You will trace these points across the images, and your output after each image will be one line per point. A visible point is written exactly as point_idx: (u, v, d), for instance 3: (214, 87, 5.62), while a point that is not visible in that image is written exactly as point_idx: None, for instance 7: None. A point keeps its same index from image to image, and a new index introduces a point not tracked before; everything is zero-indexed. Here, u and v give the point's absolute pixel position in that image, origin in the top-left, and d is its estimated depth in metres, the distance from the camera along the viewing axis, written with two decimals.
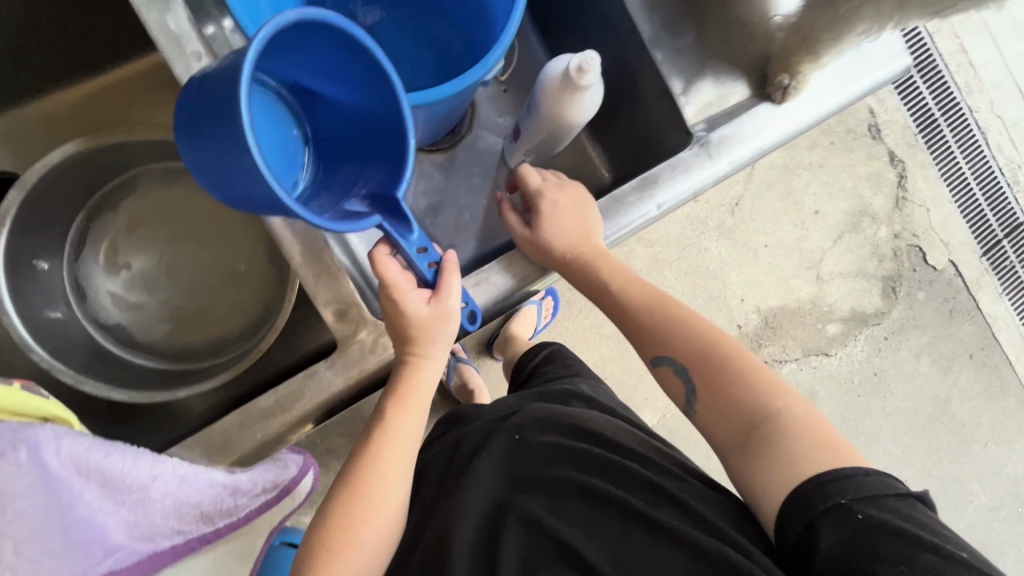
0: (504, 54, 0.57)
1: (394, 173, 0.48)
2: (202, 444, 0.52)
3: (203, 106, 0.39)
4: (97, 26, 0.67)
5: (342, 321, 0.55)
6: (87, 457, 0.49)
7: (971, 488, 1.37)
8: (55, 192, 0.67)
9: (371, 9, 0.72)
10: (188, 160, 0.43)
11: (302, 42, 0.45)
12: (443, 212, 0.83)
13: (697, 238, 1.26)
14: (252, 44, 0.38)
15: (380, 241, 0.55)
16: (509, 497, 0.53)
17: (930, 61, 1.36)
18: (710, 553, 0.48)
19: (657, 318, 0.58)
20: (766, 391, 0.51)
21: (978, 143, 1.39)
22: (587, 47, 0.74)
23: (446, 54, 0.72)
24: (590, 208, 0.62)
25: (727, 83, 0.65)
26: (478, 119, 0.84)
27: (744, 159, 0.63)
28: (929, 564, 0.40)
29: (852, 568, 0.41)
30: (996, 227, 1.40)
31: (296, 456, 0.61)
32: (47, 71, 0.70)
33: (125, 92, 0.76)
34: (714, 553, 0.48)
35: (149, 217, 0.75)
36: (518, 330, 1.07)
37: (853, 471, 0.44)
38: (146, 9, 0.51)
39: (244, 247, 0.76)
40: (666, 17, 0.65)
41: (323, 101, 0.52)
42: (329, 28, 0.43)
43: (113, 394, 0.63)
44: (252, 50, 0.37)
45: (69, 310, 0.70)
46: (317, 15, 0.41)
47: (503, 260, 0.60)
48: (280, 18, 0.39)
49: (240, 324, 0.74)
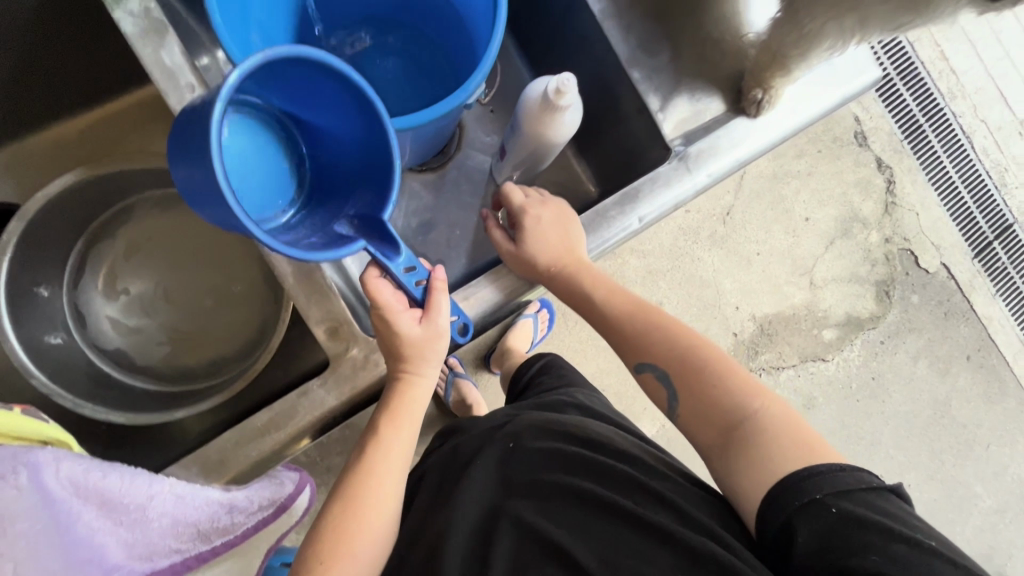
0: (486, 79, 0.59)
1: (379, 197, 0.50)
2: (199, 462, 0.54)
3: (192, 138, 0.42)
4: (95, 60, 0.69)
5: (334, 339, 0.57)
6: (86, 478, 0.50)
7: (976, 491, 1.37)
8: (56, 221, 0.69)
9: (360, 37, 0.74)
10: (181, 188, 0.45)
11: (286, 74, 0.47)
12: (435, 230, 0.85)
13: (690, 247, 1.28)
14: (227, 84, 0.40)
15: (371, 263, 0.56)
16: (501, 501, 0.54)
17: (912, 69, 1.40)
18: (696, 549, 0.49)
19: (639, 325, 0.59)
20: (745, 392, 0.52)
21: (964, 147, 1.42)
22: (569, 67, 0.77)
23: (433, 78, 0.74)
24: (572, 222, 0.63)
25: (703, 99, 0.68)
26: (466, 139, 0.86)
27: (722, 170, 0.64)
28: (900, 554, 0.41)
29: (830, 562, 0.42)
30: (986, 229, 1.42)
31: (291, 473, 0.64)
32: (48, 104, 0.72)
33: (123, 121, 0.79)
34: (699, 549, 0.49)
35: (147, 243, 0.77)
36: (514, 343, 1.08)
37: (827, 467, 0.45)
38: (141, 44, 0.54)
39: (240, 268, 0.78)
40: (642, 38, 0.67)
41: (313, 125, 0.54)
42: (310, 61, 0.44)
43: (110, 416, 0.65)
44: (225, 90, 0.40)
45: (69, 335, 0.72)
46: (291, 52, 0.43)
47: (490, 274, 0.63)
48: (253, 59, 0.41)
49: (236, 345, 0.76)
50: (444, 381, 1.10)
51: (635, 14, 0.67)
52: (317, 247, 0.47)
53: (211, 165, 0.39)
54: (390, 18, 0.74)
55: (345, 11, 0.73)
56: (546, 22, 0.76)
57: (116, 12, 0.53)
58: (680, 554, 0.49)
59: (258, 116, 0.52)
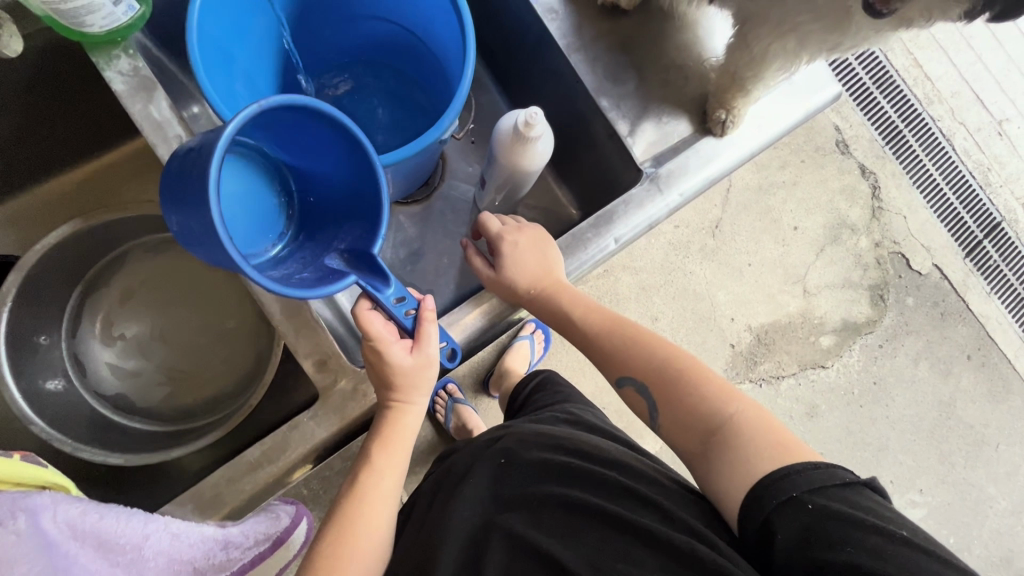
0: (458, 114, 0.61)
1: (369, 230, 0.52)
2: (192, 500, 0.57)
3: (183, 183, 0.43)
4: (89, 116, 0.73)
5: (322, 371, 0.59)
6: (82, 520, 0.49)
7: (989, 493, 1.36)
8: (53, 270, 0.71)
9: (342, 80, 0.78)
10: (175, 230, 0.46)
11: (277, 118, 0.49)
12: (423, 259, 0.87)
13: (682, 262, 1.29)
14: (224, 133, 0.42)
15: (362, 296, 0.57)
16: (492, 516, 0.55)
17: (887, 77, 1.44)
18: (680, 548, 0.49)
19: (618, 340, 0.61)
20: (720, 397, 0.54)
21: (946, 149, 1.45)
22: (542, 98, 0.80)
23: (415, 114, 0.78)
24: (550, 245, 0.65)
25: (670, 122, 0.72)
26: (450, 170, 0.89)
27: (693, 190, 0.67)
28: (876, 546, 0.42)
29: (809, 557, 0.43)
30: (975, 229, 1.44)
31: (288, 506, 0.63)
32: (45, 160, 0.76)
33: (116, 172, 0.82)
34: (685, 549, 0.49)
35: (140, 287, 0.79)
36: (511, 365, 1.09)
37: (803, 465, 0.47)
38: (132, 101, 0.57)
39: (233, 307, 0.80)
40: (606, 70, 0.71)
41: (303, 162, 0.56)
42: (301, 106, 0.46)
43: (110, 459, 0.66)
44: (224, 137, 0.41)
45: (69, 380, 0.74)
46: (284, 100, 0.45)
47: (474, 300, 0.65)
48: (250, 107, 0.43)
49: (233, 382, 0.77)
50: (443, 408, 1.11)
51: (598, 47, 0.72)
52: (309, 283, 0.49)
53: (207, 210, 0.40)
54: (370, 60, 0.78)
55: (327, 56, 0.76)
56: (518, 57, 0.80)
57: (107, 71, 0.57)
58: (667, 555, 0.49)
59: (246, 155, 0.54)
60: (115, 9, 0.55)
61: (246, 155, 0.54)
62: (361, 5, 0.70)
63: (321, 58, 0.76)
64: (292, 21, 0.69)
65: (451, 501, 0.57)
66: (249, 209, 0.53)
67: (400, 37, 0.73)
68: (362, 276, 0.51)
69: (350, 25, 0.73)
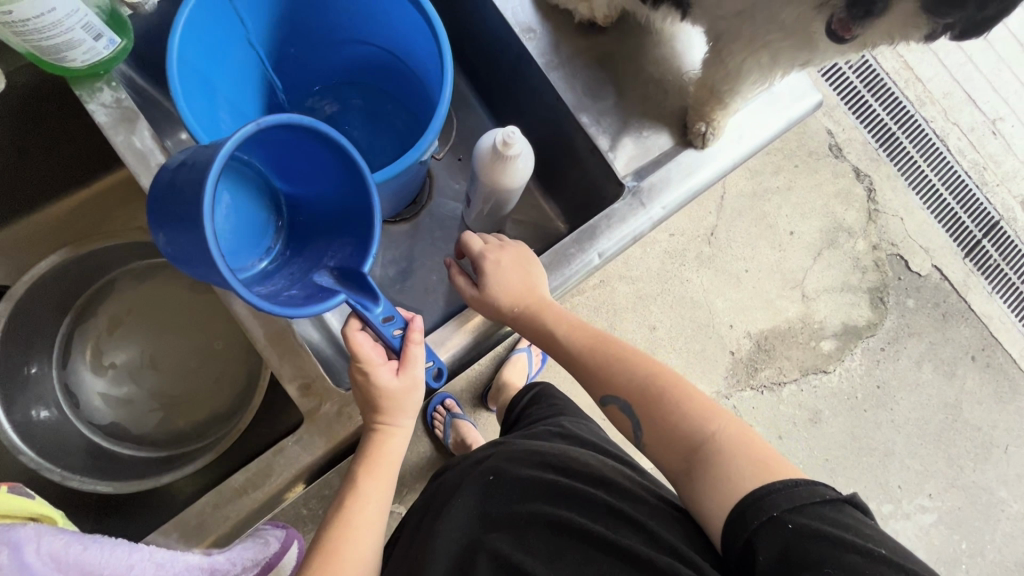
0: (438, 136, 0.61)
1: (360, 248, 0.52)
2: (178, 528, 0.56)
3: (173, 206, 0.42)
4: (76, 147, 0.74)
5: (307, 395, 0.59)
6: (66, 552, 0.49)
7: (1000, 495, 1.34)
8: (42, 298, 0.72)
9: (327, 103, 0.79)
10: (163, 247, 0.45)
11: (270, 133, 0.49)
12: (413, 276, 0.87)
13: (678, 270, 1.29)
14: (222, 152, 0.41)
15: (351, 316, 0.57)
16: (479, 537, 0.54)
17: (878, 80, 1.44)
18: (663, 570, 0.49)
19: (602, 358, 0.60)
20: (705, 414, 0.53)
21: (940, 150, 1.45)
22: (525, 115, 0.81)
23: (401, 133, 0.79)
24: (533, 262, 0.65)
25: (651, 136, 0.73)
26: (437, 188, 0.90)
27: (675, 203, 0.67)
28: (854, 565, 0.41)
29: None
30: (973, 228, 1.44)
31: (275, 531, 0.68)
32: (35, 190, 0.77)
33: (105, 201, 0.83)
34: (668, 570, 0.49)
35: (129, 315, 0.80)
36: (509, 379, 1.09)
37: (783, 483, 0.46)
38: (115, 132, 0.57)
39: (222, 329, 0.81)
40: (586, 87, 0.72)
41: (292, 179, 0.57)
42: (299, 124, 0.47)
43: (99, 487, 0.66)
44: (219, 157, 0.41)
45: (59, 409, 0.74)
46: (282, 120, 0.45)
47: (459, 319, 0.65)
48: (248, 126, 0.43)
49: (225, 404, 0.78)
50: (441, 424, 1.10)
51: (577, 64, 0.73)
52: (299, 302, 0.48)
53: (200, 231, 0.39)
54: (354, 82, 0.79)
55: (311, 82, 0.78)
56: (500, 75, 0.80)
57: (89, 104, 0.58)
58: None
59: (234, 164, 0.54)
60: (96, 43, 0.56)
61: (234, 164, 0.54)
62: (343, 29, 0.71)
63: (305, 82, 0.77)
64: (275, 48, 0.70)
65: (438, 522, 0.56)
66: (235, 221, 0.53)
67: (383, 59, 0.74)
68: (351, 294, 0.51)
69: (334, 48, 0.74)
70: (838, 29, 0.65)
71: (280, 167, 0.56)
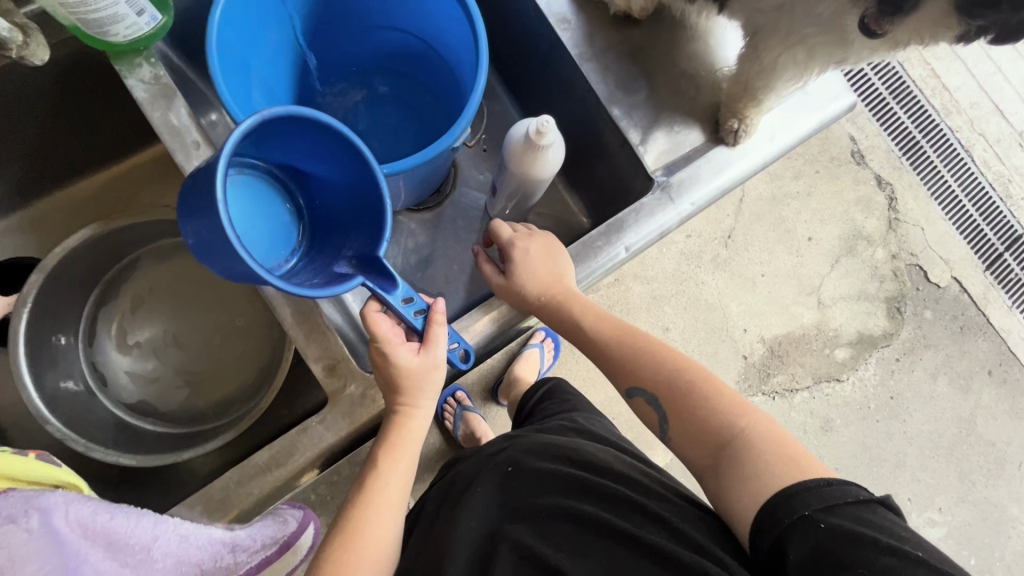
0: (471, 123, 0.60)
1: (375, 236, 0.51)
2: (202, 502, 0.57)
3: (208, 177, 0.42)
4: (108, 123, 0.75)
5: (331, 376, 0.59)
6: (92, 520, 0.50)
7: (1012, 513, 1.32)
8: (72, 271, 0.73)
9: (357, 90, 0.80)
10: (189, 242, 0.46)
11: (282, 134, 0.50)
12: (433, 265, 0.88)
13: (694, 272, 1.28)
14: (226, 145, 0.42)
15: (371, 296, 0.57)
16: (499, 526, 0.54)
17: (903, 87, 1.42)
18: (690, 566, 0.49)
19: (627, 351, 0.60)
20: (733, 411, 0.53)
21: (964, 160, 1.42)
22: (553, 107, 0.81)
23: (430, 122, 0.79)
24: (560, 252, 0.64)
25: (682, 131, 0.72)
26: (461, 178, 0.90)
27: (704, 200, 0.67)
28: (889, 567, 0.41)
29: None
30: (995, 241, 1.41)
31: (295, 511, 0.65)
32: (67, 163, 0.78)
33: (134, 179, 0.84)
34: (694, 567, 0.49)
35: (153, 294, 0.81)
36: (521, 373, 1.08)
37: (815, 482, 0.46)
38: (153, 108, 0.58)
39: (244, 309, 0.81)
40: (619, 79, 0.72)
41: (312, 178, 0.57)
42: (301, 117, 0.47)
43: (122, 459, 0.66)
44: (224, 151, 0.42)
45: (82, 381, 0.75)
46: (285, 111, 0.45)
47: (483, 306, 0.65)
48: (251, 120, 0.43)
49: (246, 384, 0.78)
50: (451, 415, 1.10)
51: (609, 58, 0.72)
52: (318, 286, 0.49)
53: (215, 216, 0.40)
54: (385, 69, 0.80)
55: (342, 66, 0.78)
56: (531, 65, 0.80)
57: (128, 79, 0.59)
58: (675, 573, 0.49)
59: (256, 174, 0.54)
60: (138, 18, 0.56)
61: (256, 174, 0.54)
62: (377, 15, 0.71)
63: (337, 67, 0.78)
64: (308, 33, 0.71)
65: (457, 510, 0.56)
66: (263, 225, 0.54)
67: (415, 46, 0.74)
68: (369, 278, 0.51)
69: (367, 34, 0.75)
70: (870, 25, 0.65)
71: (300, 170, 0.56)
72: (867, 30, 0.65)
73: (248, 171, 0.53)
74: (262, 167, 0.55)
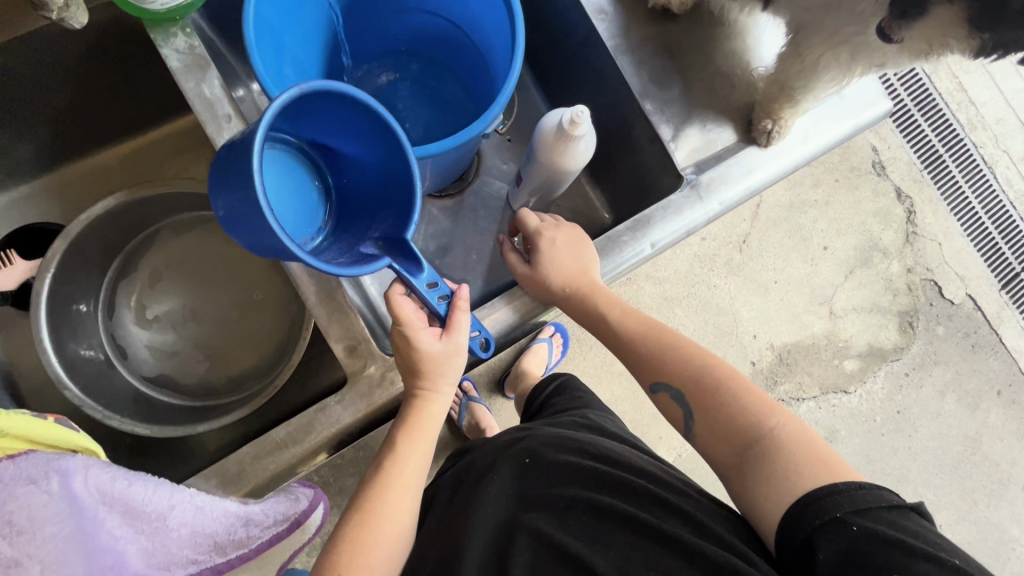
0: (504, 109, 0.59)
1: (403, 218, 0.51)
2: (218, 474, 0.56)
3: (244, 147, 0.42)
4: (135, 91, 0.74)
5: (352, 356, 0.59)
6: (111, 487, 0.51)
7: (1012, 534, 1.31)
8: (95, 239, 0.73)
9: (385, 70, 0.79)
10: (220, 214, 0.45)
11: (316, 109, 0.49)
12: (452, 253, 0.87)
13: (706, 275, 1.27)
14: (264, 118, 0.42)
15: (395, 280, 0.56)
16: (519, 515, 0.54)
17: (929, 98, 1.40)
18: (717, 562, 0.49)
19: (652, 347, 0.60)
20: (760, 411, 0.53)
21: (986, 177, 1.41)
22: (583, 98, 0.80)
23: (458, 109, 0.79)
24: (586, 245, 0.64)
25: (714, 129, 0.71)
26: (484, 167, 0.89)
27: (734, 199, 0.66)
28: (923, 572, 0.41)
29: None
30: (1013, 261, 1.39)
31: (307, 489, 0.63)
32: (93, 131, 0.78)
33: (157, 151, 0.84)
34: (721, 562, 0.48)
35: (171, 268, 0.81)
36: (528, 367, 1.08)
37: (848, 485, 0.45)
38: (186, 79, 0.58)
39: (262, 285, 0.81)
40: (653, 73, 0.71)
41: (341, 157, 0.56)
42: (336, 94, 0.46)
43: (137, 428, 0.67)
44: (261, 124, 0.41)
45: (101, 348, 0.75)
46: (322, 87, 0.45)
47: (505, 295, 0.64)
48: (288, 93, 0.43)
49: (261, 361, 0.79)
50: (457, 405, 1.10)
51: (645, 51, 0.71)
52: (346, 265, 0.48)
53: (251, 188, 0.40)
54: (415, 52, 0.79)
55: (373, 46, 0.78)
56: (562, 55, 0.79)
57: (163, 48, 0.59)
58: (701, 568, 0.49)
59: (287, 149, 0.54)
60: None
61: (286, 149, 0.54)
62: None
63: (367, 47, 0.77)
64: (341, 11, 0.70)
65: (474, 497, 0.56)
66: (291, 201, 0.53)
67: (447, 31, 0.74)
68: (395, 260, 0.50)
69: (400, 16, 0.74)
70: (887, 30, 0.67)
71: (331, 147, 0.56)
72: (885, 36, 0.67)
73: (278, 146, 0.52)
74: (291, 142, 0.55)
